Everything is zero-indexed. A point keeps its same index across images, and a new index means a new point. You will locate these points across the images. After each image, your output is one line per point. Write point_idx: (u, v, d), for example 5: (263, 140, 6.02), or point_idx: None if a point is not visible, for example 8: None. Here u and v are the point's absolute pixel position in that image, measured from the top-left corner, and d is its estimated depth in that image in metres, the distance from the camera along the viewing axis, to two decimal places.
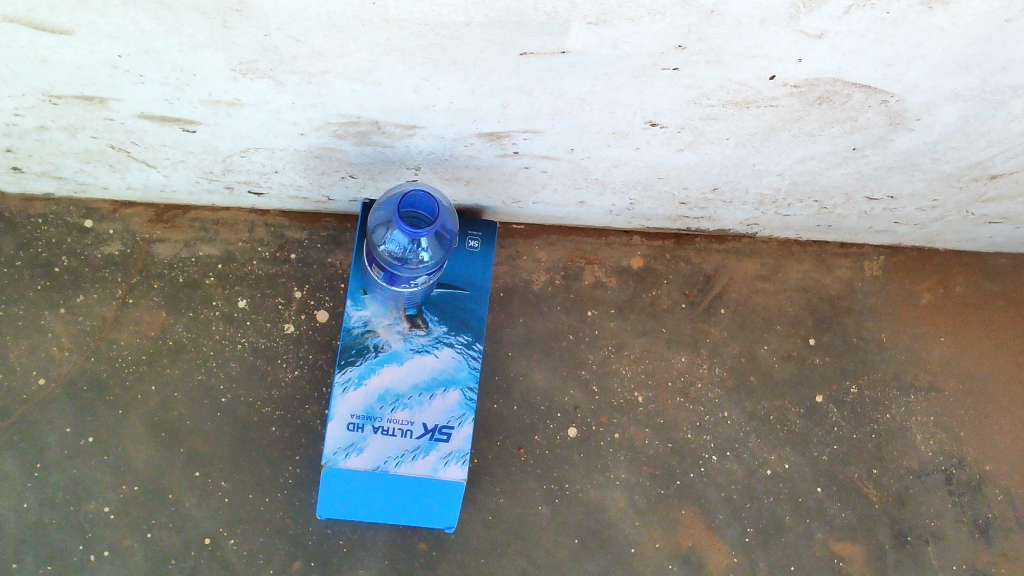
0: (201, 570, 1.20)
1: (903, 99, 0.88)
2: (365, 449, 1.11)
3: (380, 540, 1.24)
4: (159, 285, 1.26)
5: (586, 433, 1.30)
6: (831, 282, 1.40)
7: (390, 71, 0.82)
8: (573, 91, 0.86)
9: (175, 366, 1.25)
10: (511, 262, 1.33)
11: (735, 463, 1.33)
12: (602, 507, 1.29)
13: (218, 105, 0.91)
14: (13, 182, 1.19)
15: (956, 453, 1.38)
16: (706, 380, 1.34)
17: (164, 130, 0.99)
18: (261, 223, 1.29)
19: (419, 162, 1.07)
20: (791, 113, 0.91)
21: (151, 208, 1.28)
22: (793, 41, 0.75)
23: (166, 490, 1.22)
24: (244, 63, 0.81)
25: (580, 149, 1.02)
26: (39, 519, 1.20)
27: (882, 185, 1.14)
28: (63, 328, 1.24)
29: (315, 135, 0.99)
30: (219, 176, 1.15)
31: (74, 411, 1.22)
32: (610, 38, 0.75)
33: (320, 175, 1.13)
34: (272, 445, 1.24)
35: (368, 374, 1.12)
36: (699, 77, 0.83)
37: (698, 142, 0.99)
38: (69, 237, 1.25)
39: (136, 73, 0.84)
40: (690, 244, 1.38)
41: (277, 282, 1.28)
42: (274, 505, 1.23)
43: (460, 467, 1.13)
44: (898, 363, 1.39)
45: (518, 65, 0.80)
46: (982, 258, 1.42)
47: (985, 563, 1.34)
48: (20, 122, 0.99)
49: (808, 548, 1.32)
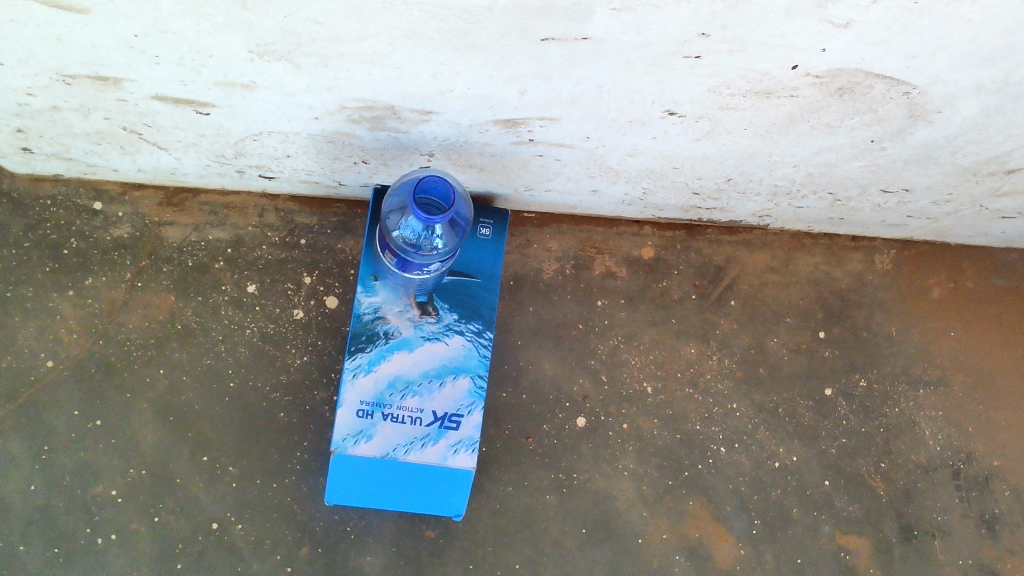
0: (209, 555, 1.20)
1: (925, 91, 0.87)
2: (375, 436, 1.11)
3: (387, 527, 1.24)
4: (168, 268, 1.26)
5: (595, 423, 1.30)
6: (842, 275, 1.39)
7: (408, 55, 0.81)
8: (593, 78, 0.85)
9: (183, 351, 1.24)
10: (521, 250, 1.32)
11: (743, 455, 1.32)
12: (609, 497, 1.29)
13: (232, 87, 0.90)
14: (22, 162, 1.18)
15: (964, 448, 1.37)
16: (715, 371, 1.34)
17: (177, 112, 0.98)
18: (271, 207, 1.28)
19: (433, 148, 1.06)
20: (811, 103, 0.90)
21: (161, 190, 1.27)
22: (818, 30, 0.74)
23: (174, 474, 1.21)
24: (262, 45, 0.80)
25: (596, 137, 1.02)
26: (47, 501, 1.19)
27: (897, 178, 1.13)
28: (72, 311, 1.23)
29: (329, 119, 0.98)
30: (230, 160, 1.14)
31: (82, 394, 1.22)
32: (633, 25, 0.74)
33: (332, 160, 1.12)
34: (281, 431, 1.23)
35: (378, 361, 1.11)
36: (721, 66, 0.82)
37: (715, 131, 0.98)
38: (78, 219, 1.25)
39: (152, 53, 0.83)
40: (701, 235, 1.37)
41: (287, 268, 1.27)
42: (281, 491, 1.22)
43: (469, 455, 1.13)
44: (908, 358, 1.39)
45: (538, 50, 0.80)
46: (993, 253, 1.42)
47: (991, 559, 1.34)
48: (32, 102, 0.98)
49: (814, 541, 1.32)
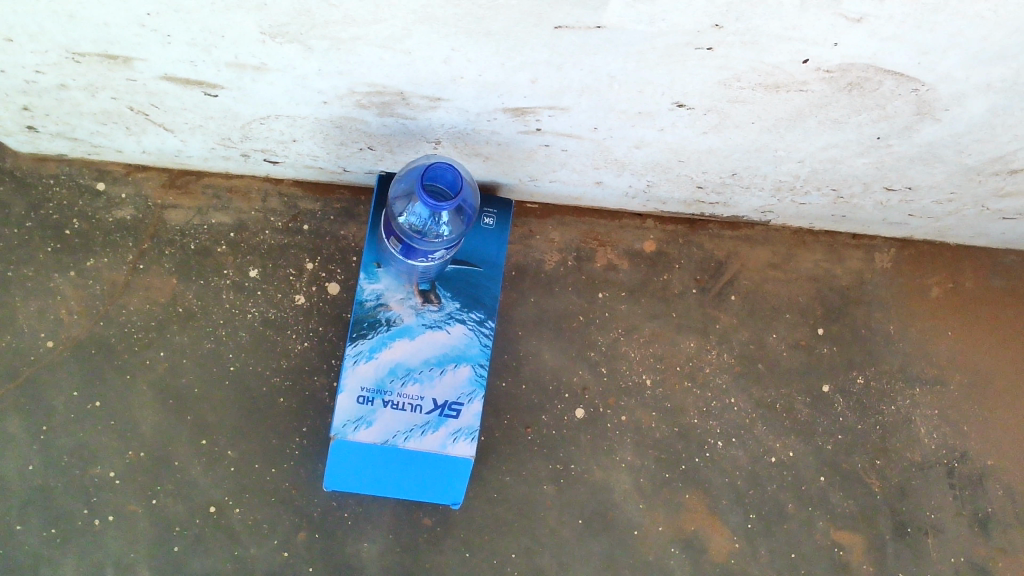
0: (206, 538, 1.20)
1: (934, 88, 0.87)
2: (375, 423, 1.11)
3: (385, 514, 1.24)
4: (170, 251, 1.25)
5: (594, 415, 1.30)
6: (842, 272, 1.40)
7: (422, 39, 0.81)
8: (605, 68, 0.85)
9: (184, 334, 1.24)
10: (524, 241, 1.33)
11: (741, 449, 1.33)
12: (606, 488, 1.29)
13: (243, 69, 0.90)
14: (26, 141, 1.18)
15: (958, 447, 1.38)
16: (714, 366, 1.35)
17: (186, 92, 0.98)
18: (274, 192, 1.28)
19: (440, 136, 1.06)
20: (820, 98, 0.90)
21: (164, 173, 1.26)
22: (831, 24, 0.75)
23: (173, 457, 1.21)
24: (275, 26, 0.80)
25: (604, 129, 1.02)
26: (44, 481, 1.19)
27: (901, 176, 1.13)
28: (73, 291, 1.23)
29: (338, 104, 0.98)
30: (236, 143, 1.14)
31: (81, 374, 1.22)
32: (648, 14, 0.74)
33: (339, 145, 1.12)
34: (281, 416, 1.23)
35: (379, 347, 1.11)
36: (733, 59, 0.82)
37: (722, 125, 0.99)
38: (81, 200, 1.24)
39: (164, 33, 0.83)
40: (703, 229, 1.37)
41: (289, 253, 1.27)
42: (280, 476, 1.22)
43: (469, 443, 1.13)
44: (905, 356, 1.39)
45: (552, 38, 0.80)
46: (991, 254, 1.43)
47: (983, 557, 1.35)
48: (40, 80, 0.97)
49: (809, 536, 1.33)
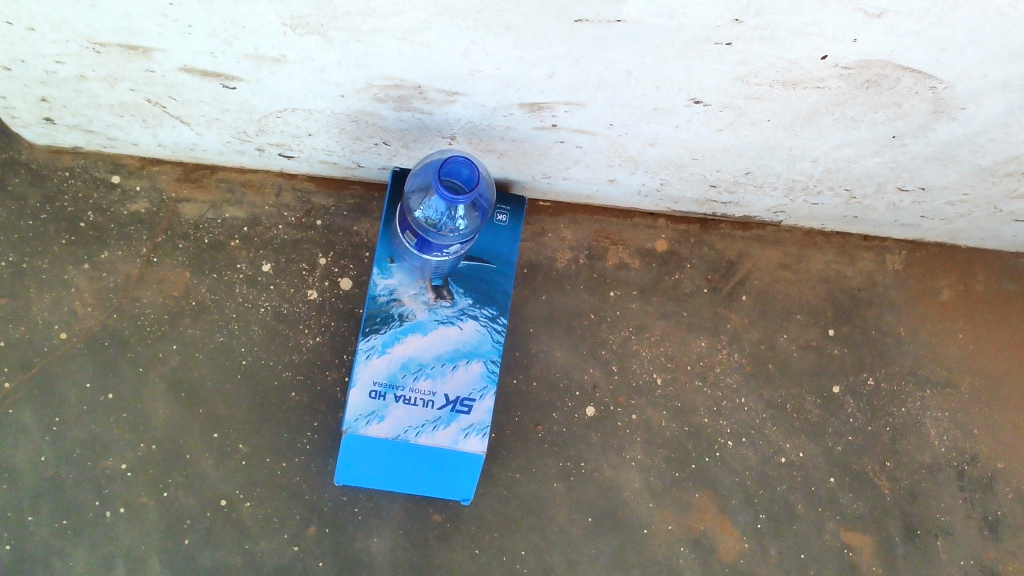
0: (216, 532, 1.21)
1: (951, 86, 0.88)
2: (387, 417, 1.11)
3: (396, 509, 1.24)
4: (184, 244, 1.26)
5: (603, 413, 1.30)
6: (853, 274, 1.40)
7: (441, 32, 0.81)
8: (623, 63, 0.86)
9: (197, 327, 1.24)
10: (535, 239, 1.33)
11: (750, 449, 1.33)
12: (617, 486, 1.29)
13: (262, 61, 0.90)
14: (42, 133, 1.19)
15: (970, 450, 1.38)
16: (725, 365, 1.35)
17: (204, 84, 0.98)
18: (288, 187, 1.28)
19: (455, 132, 1.07)
20: (837, 96, 0.90)
21: (179, 166, 1.27)
22: (850, 19, 0.75)
23: (184, 450, 1.22)
24: (296, 17, 0.80)
25: (619, 125, 1.02)
26: (56, 473, 1.20)
27: (914, 176, 1.13)
28: (87, 283, 1.24)
29: (354, 97, 0.99)
30: (251, 136, 1.14)
31: (94, 366, 1.22)
32: (668, 8, 0.75)
33: (354, 140, 1.13)
34: (293, 410, 1.24)
35: (391, 342, 1.12)
36: (751, 54, 0.82)
37: (739, 123, 0.99)
38: (95, 193, 1.25)
39: (185, 23, 0.83)
40: (715, 229, 1.37)
41: (302, 247, 1.27)
42: (290, 471, 1.23)
43: (481, 439, 1.12)
44: (915, 359, 1.39)
45: (571, 32, 0.80)
46: (1003, 257, 1.43)
47: (993, 560, 1.35)
48: (60, 70, 0.98)
49: (819, 536, 1.32)
